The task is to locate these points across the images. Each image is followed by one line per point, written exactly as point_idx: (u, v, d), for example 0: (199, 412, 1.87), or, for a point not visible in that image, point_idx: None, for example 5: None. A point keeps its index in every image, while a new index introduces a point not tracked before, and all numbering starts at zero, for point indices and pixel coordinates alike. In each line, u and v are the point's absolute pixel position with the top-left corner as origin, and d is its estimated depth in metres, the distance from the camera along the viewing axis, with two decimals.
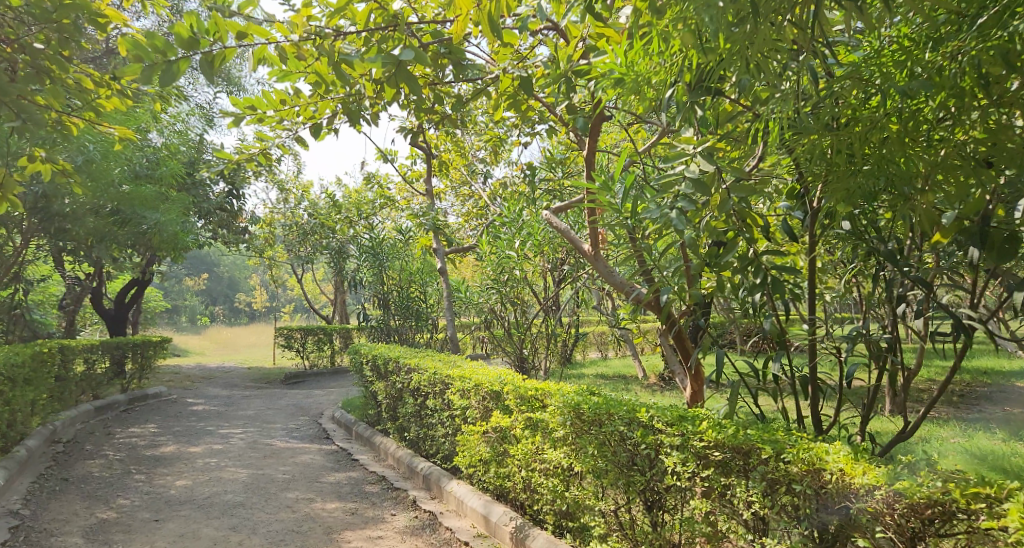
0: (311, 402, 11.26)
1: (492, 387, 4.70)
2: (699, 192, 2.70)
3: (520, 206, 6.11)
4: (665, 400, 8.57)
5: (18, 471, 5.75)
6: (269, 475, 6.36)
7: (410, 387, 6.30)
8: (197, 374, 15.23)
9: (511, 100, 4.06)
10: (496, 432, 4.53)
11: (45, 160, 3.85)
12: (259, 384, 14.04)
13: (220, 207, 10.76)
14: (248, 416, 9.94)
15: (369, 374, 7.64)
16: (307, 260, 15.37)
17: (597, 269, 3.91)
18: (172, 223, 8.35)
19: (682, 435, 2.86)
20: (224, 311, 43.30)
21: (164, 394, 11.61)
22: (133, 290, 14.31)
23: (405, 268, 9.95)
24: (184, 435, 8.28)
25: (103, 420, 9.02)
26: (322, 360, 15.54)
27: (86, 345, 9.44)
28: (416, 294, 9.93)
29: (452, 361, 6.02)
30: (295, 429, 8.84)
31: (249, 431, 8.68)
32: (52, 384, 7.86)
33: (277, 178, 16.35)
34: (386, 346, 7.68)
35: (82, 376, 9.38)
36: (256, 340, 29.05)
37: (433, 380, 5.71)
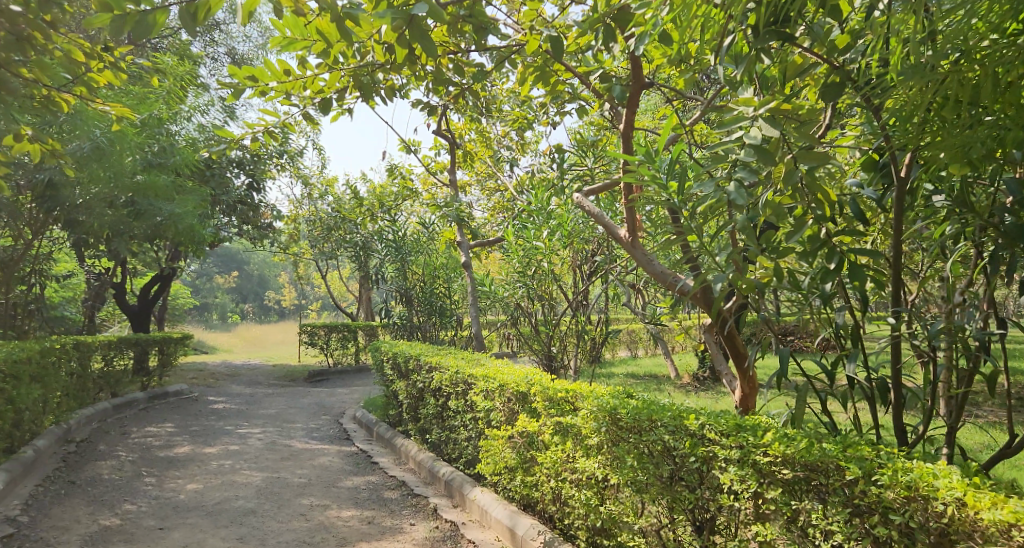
0: (334, 401, 10.99)
1: (519, 388, 4.32)
2: (763, 160, 2.28)
3: (547, 194, 5.73)
4: (701, 401, 8.11)
5: (23, 474, 5.54)
6: (284, 479, 6.06)
7: (432, 387, 5.96)
8: (221, 372, 15.11)
9: (540, 71, 3.76)
10: (522, 438, 4.14)
11: (32, 139, 3.61)
12: (283, 382, 13.85)
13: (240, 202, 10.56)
14: (268, 415, 9.71)
15: (390, 373, 7.33)
16: (331, 256, 15.16)
17: (636, 258, 3.50)
18: (189, 216, 8.13)
19: (742, 448, 2.45)
20: (253, 309, 43.60)
21: (186, 392, 11.47)
22: (157, 287, 14.26)
23: (429, 263, 9.63)
24: (201, 435, 8.06)
25: (121, 419, 8.85)
26: (346, 358, 15.31)
27: (105, 342, 9.31)
28: (440, 289, 9.60)
29: (475, 359, 5.65)
30: (315, 429, 8.56)
31: (268, 431, 8.43)
32: (66, 381, 7.71)
33: (302, 172, 16.19)
34: (407, 343, 7.36)
35: (100, 373, 9.24)
36: (284, 338, 29.11)
37: (455, 380, 5.35)
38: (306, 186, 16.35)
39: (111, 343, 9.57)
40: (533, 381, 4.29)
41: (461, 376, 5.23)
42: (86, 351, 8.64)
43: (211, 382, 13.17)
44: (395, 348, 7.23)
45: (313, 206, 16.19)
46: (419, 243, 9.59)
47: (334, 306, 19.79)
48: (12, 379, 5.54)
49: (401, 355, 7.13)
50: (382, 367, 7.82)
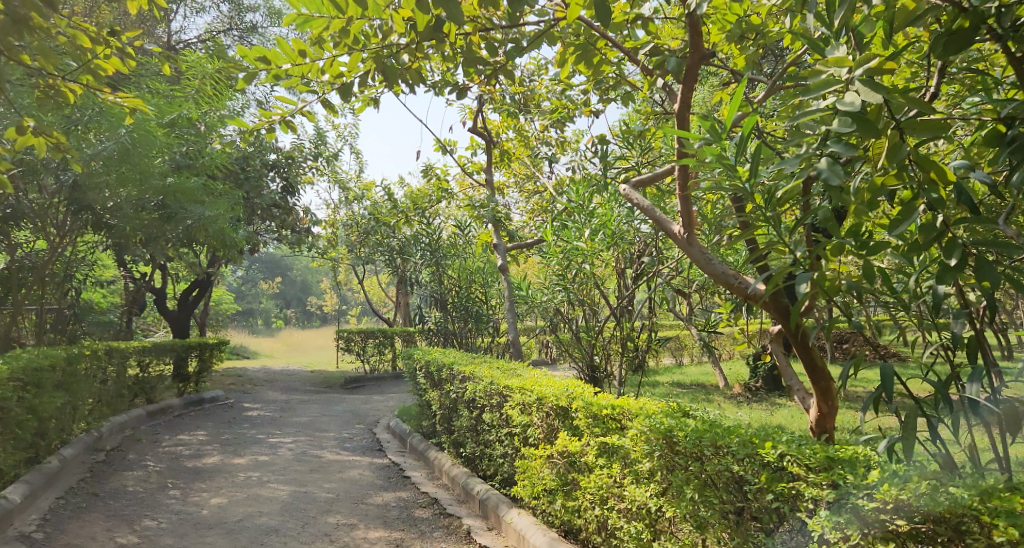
0: (368, 410, 10.75)
1: (559, 402, 3.91)
2: (860, 131, 1.85)
3: (589, 190, 5.34)
4: (753, 414, 7.59)
5: (45, 485, 5.36)
6: (311, 494, 5.76)
7: (465, 398, 5.59)
8: (259, 378, 15.05)
9: (581, 51, 3.40)
10: (563, 457, 3.73)
11: (34, 130, 3.39)
12: (319, 388, 13.70)
13: (274, 204, 10.42)
14: (301, 423, 9.50)
15: (423, 382, 7.00)
16: (368, 261, 15.00)
17: (692, 257, 3.07)
18: (221, 219, 7.96)
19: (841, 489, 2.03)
20: (296, 314, 44.12)
21: (222, 398, 11.36)
22: (196, 292, 14.28)
23: (465, 266, 9.31)
24: (231, 444, 7.85)
25: (153, 427, 8.72)
26: (383, 364, 15.12)
27: (139, 348, 9.22)
28: (476, 294, 9.27)
29: (511, 369, 5.27)
30: (347, 439, 8.28)
31: (299, 440, 8.19)
32: (96, 388, 7.60)
33: (339, 177, 16.11)
34: (441, 351, 7.03)
35: (135, 379, 9.15)
36: (323, 343, 29.28)
37: (489, 392, 4.98)
38: (343, 190, 16.24)
39: (146, 348, 9.49)
40: (575, 395, 3.88)
41: (496, 387, 4.86)
42: (119, 356, 8.54)
43: (248, 388, 13.08)
44: (429, 356, 6.91)
45: (351, 210, 16.07)
46: (454, 246, 9.27)
47: (372, 311, 19.68)
48: (35, 388, 5.37)
49: (435, 362, 6.79)
50: (415, 376, 7.51)
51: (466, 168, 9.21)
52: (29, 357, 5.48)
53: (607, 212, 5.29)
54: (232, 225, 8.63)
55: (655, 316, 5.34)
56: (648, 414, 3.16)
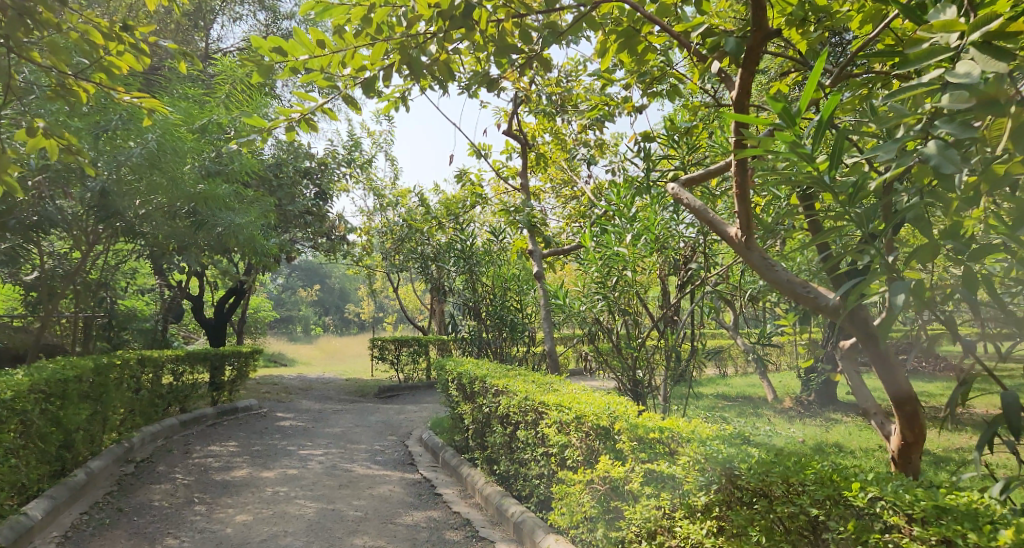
0: (402, 420, 10.54)
1: (599, 422, 3.58)
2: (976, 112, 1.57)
3: (631, 191, 5.02)
4: (803, 431, 7.15)
5: (69, 500, 5.23)
6: (339, 512, 5.54)
7: (499, 413, 5.30)
8: (294, 386, 15.00)
9: (626, 39, 3.09)
10: (604, 483, 3.40)
11: (44, 132, 3.22)
12: (353, 397, 13.56)
13: (306, 210, 10.29)
14: (333, 434, 9.32)
15: (456, 394, 6.72)
16: (402, 268, 14.85)
17: (754, 266, 2.73)
18: (251, 226, 7.84)
19: None
20: (333, 321, 44.45)
21: (255, 406, 11.27)
22: (231, 300, 14.29)
23: (499, 273, 9.04)
24: (261, 456, 7.69)
25: (185, 437, 8.62)
26: (417, 373, 14.94)
27: (172, 356, 9.16)
28: (510, 302, 8.99)
29: (548, 382, 4.95)
30: (379, 453, 8.06)
31: (330, 453, 8.00)
32: (127, 398, 7.51)
33: (374, 184, 16.02)
34: (474, 362, 6.75)
35: (168, 388, 9.09)
36: (359, 350, 29.34)
37: (524, 407, 4.65)
38: (378, 198, 16.14)
39: (180, 356, 9.43)
40: (617, 416, 3.55)
41: (531, 402, 4.52)
42: (152, 365, 8.47)
43: (282, 396, 13.00)
44: (461, 366, 6.62)
45: (385, 218, 15.96)
46: (488, 254, 9.01)
47: (407, 319, 19.56)
48: (60, 400, 5.24)
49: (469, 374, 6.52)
50: (448, 388, 7.25)
51: (501, 173, 8.95)
52: (55, 368, 5.37)
53: (649, 214, 4.94)
54: (263, 233, 8.51)
55: (702, 328, 4.98)
56: (702, 441, 2.83)
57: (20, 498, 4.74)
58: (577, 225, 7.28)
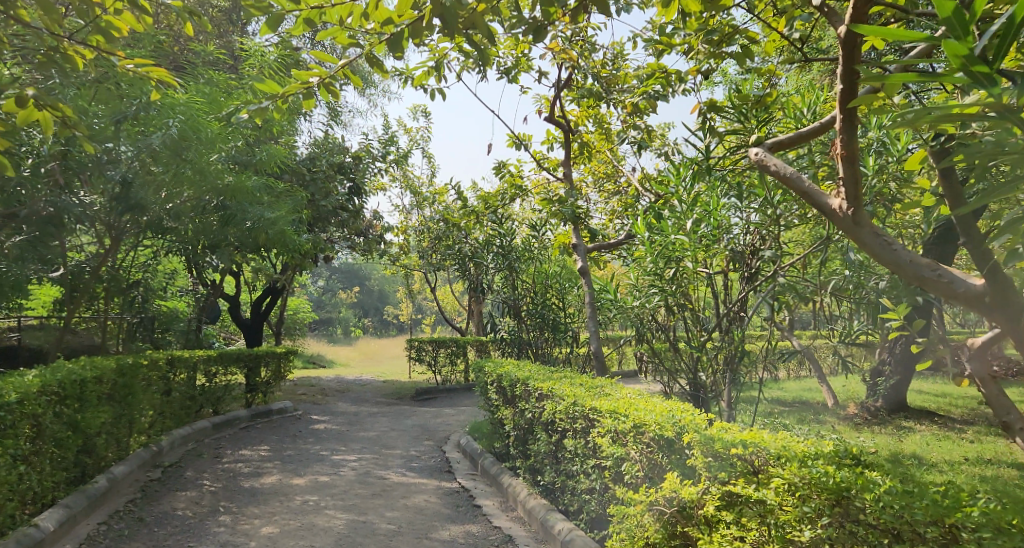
0: (439, 425, 10.17)
1: (663, 432, 3.08)
2: None
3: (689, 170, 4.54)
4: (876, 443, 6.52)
5: (87, 509, 4.94)
6: (371, 525, 5.14)
7: (543, 419, 4.83)
8: (331, 388, 14.74)
9: None
10: (670, 506, 2.88)
11: (35, 103, 2.89)
12: (390, 399, 13.23)
13: (340, 207, 9.98)
14: (368, 439, 8.97)
15: (496, 398, 6.28)
16: (439, 268, 14.52)
17: (865, 248, 2.20)
18: (282, 222, 7.54)
19: None
20: (372, 323, 44.54)
21: (290, 409, 11.00)
22: (268, 300, 14.12)
23: (541, 270, 8.60)
24: (293, 462, 7.36)
25: (217, 440, 8.36)
26: (455, 376, 14.56)
27: (204, 357, 8.93)
28: (552, 302, 8.52)
29: (598, 386, 4.45)
30: (415, 459, 7.67)
31: (364, 458, 7.64)
32: (155, 400, 7.26)
33: (411, 182, 15.73)
34: (515, 364, 6.30)
35: (200, 389, 8.85)
36: (397, 351, 29.21)
37: (571, 414, 4.17)
38: (414, 196, 15.83)
39: (213, 357, 9.19)
40: (685, 426, 3.05)
41: (579, 408, 4.04)
42: (183, 366, 8.23)
43: (318, 399, 12.74)
44: (501, 369, 6.17)
45: (422, 216, 15.65)
46: (529, 250, 8.55)
47: (445, 320, 19.21)
48: (78, 402, 4.96)
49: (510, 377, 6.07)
50: (486, 391, 6.83)
51: (542, 165, 8.50)
52: (72, 368, 5.09)
53: (709, 199, 4.42)
54: (295, 229, 8.21)
55: (774, 325, 4.44)
56: (801, 462, 2.34)
57: (33, 507, 4.46)
58: (625, 218, 6.78)
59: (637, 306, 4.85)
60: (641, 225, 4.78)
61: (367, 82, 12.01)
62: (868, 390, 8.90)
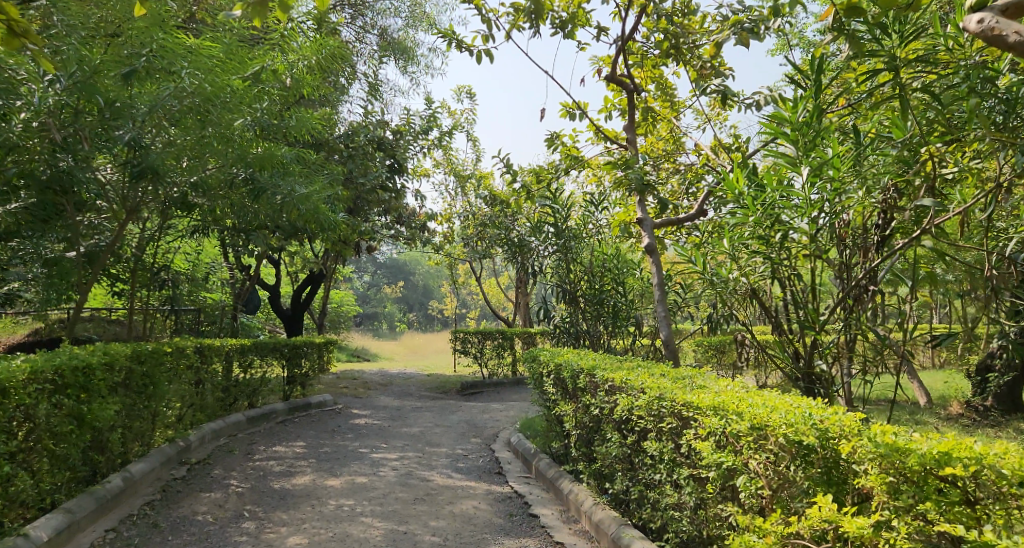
0: (486, 421, 9.44)
1: (800, 438, 2.28)
2: None
3: (807, 100, 3.44)
4: None
5: (95, 514, 4.36)
6: (411, 536, 4.44)
7: (615, 417, 4.04)
8: (374, 381, 14.17)
9: None
10: (817, 540, 2.12)
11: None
12: (434, 394, 12.57)
13: (380, 187, 9.34)
14: (410, 436, 8.30)
15: (553, 392, 5.51)
16: (484, 256, 13.81)
17: None
18: (316, 199, 6.92)
19: None
20: (418, 317, 44.22)
21: (330, 403, 10.42)
22: (309, 290, 13.63)
23: (599, 252, 7.76)
24: (329, 460, 6.73)
25: (251, 435, 7.80)
26: (502, 370, 13.82)
27: (239, 346, 8.37)
28: (612, 286, 7.68)
29: (687, 377, 3.62)
30: (461, 460, 6.96)
31: (407, 457, 6.96)
32: (183, 391, 6.71)
33: (455, 166, 15.09)
34: (575, 352, 5.51)
35: (234, 381, 8.30)
36: (442, 345, 28.69)
37: (653, 410, 3.37)
38: (459, 181, 15.16)
39: (249, 346, 8.65)
40: (832, 432, 2.25)
41: (666, 402, 3.23)
42: (215, 354, 7.69)
43: (359, 392, 12.16)
44: (559, 358, 5.39)
45: (467, 202, 14.97)
46: (584, 230, 7.71)
47: (490, 312, 18.48)
48: (83, 393, 4.38)
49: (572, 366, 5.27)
50: (541, 383, 6.07)
51: (600, 135, 7.70)
52: (79, 353, 4.51)
53: (826, 145, 3.55)
54: (331, 208, 7.58)
55: (909, 303, 3.55)
56: None
57: (28, 511, 3.89)
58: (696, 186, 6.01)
59: (725, 279, 4.01)
60: (734, 177, 3.93)
61: (408, 57, 11.37)
62: (974, 388, 7.82)
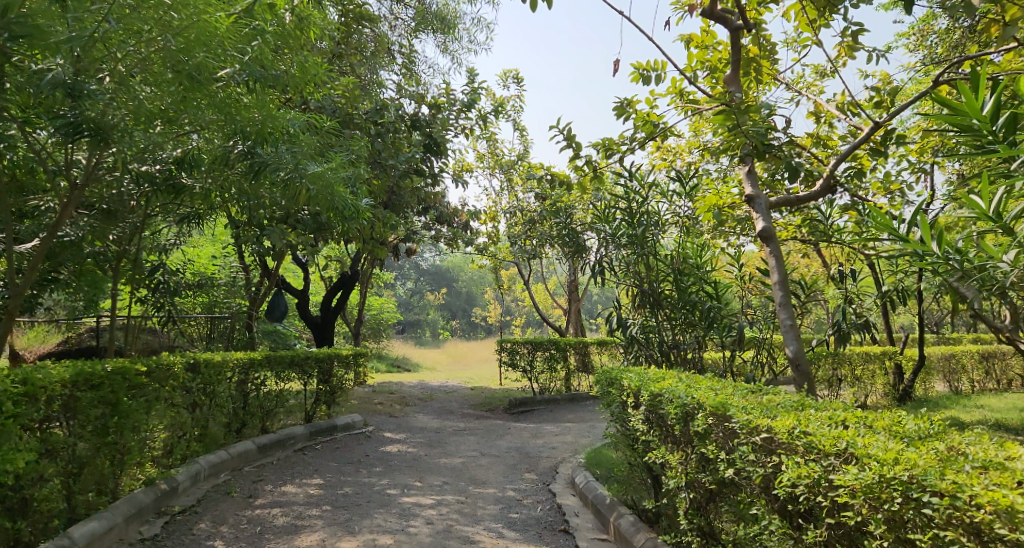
0: (541, 451, 7.92)
1: None
2: None
3: None
4: None
5: None
6: None
7: (776, 494, 2.49)
8: (412, 396, 12.79)
9: None
10: None
11: None
12: (479, 412, 11.11)
13: (414, 172, 7.97)
14: (451, 470, 6.84)
15: (646, 432, 3.96)
16: (534, 256, 12.34)
17: None
18: (332, 178, 5.57)
19: None
20: (463, 325, 42.89)
21: (361, 425, 9.04)
22: (340, 294, 12.37)
23: (684, 243, 6.17)
24: (347, 508, 5.32)
25: (260, 470, 6.44)
26: (554, 386, 12.29)
27: (248, 360, 7.03)
28: (702, 286, 6.08)
29: (937, 445, 2.07)
30: (514, 511, 5.48)
31: (445, 506, 5.50)
32: (167, 419, 5.39)
33: (500, 158, 13.70)
34: (676, 377, 3.96)
35: (241, 403, 6.95)
36: (487, 354, 27.24)
37: (879, 503, 1.93)
38: (504, 175, 13.74)
39: (263, 360, 7.32)
40: None
41: (930, 498, 1.81)
42: (220, 372, 6.37)
43: (394, 410, 10.78)
44: (657, 385, 3.84)
45: (514, 198, 13.53)
46: (664, 218, 6.19)
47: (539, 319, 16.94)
48: None
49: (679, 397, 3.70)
50: (624, 416, 4.53)
51: (687, 99, 6.19)
52: None
53: None
54: (355, 192, 6.23)
55: None
56: None
57: None
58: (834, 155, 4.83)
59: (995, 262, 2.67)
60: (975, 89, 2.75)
61: (447, 29, 10.02)
62: None
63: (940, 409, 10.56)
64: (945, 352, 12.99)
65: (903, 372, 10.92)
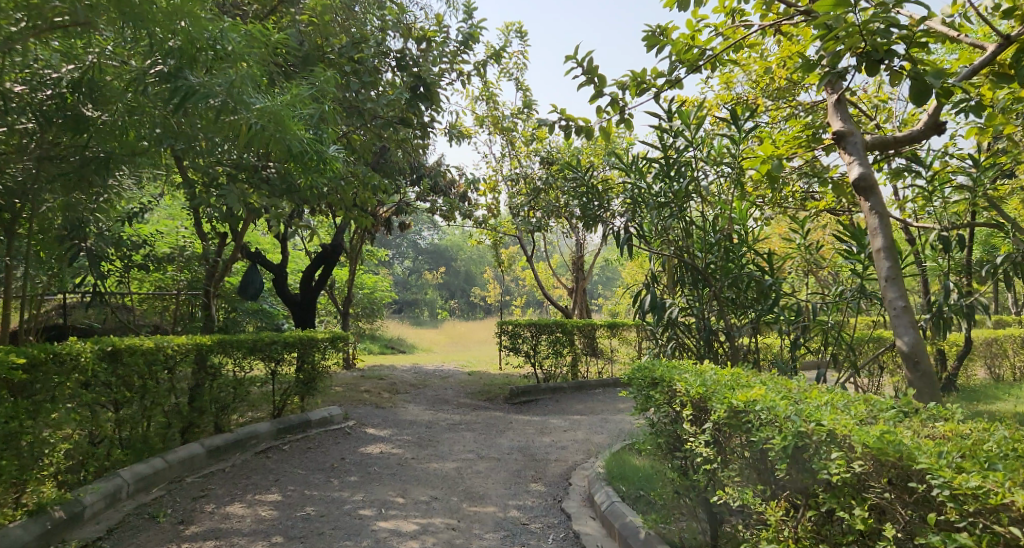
0: (549, 454, 6.72)
1: None
2: None
3: None
4: None
5: None
6: None
7: None
8: (404, 382, 11.60)
9: None
10: None
11: None
12: (477, 402, 9.91)
13: (399, 123, 6.67)
14: (441, 481, 5.63)
15: (715, 463, 2.75)
16: (538, 228, 11.07)
17: None
18: (284, 113, 4.28)
19: None
20: (462, 304, 41.63)
21: (339, 419, 7.82)
22: (320, 270, 11.14)
23: (731, 202, 4.91)
24: (303, 541, 4.12)
25: (205, 481, 5.24)
26: (560, 372, 11.09)
27: (197, 346, 5.77)
28: (755, 259, 4.82)
29: None
30: (519, 543, 4.27)
31: (431, 537, 4.30)
32: (70, 424, 4.19)
33: (501, 121, 12.38)
34: (771, 386, 2.74)
35: (188, 399, 5.72)
36: (486, 335, 26.06)
37: None
38: (506, 139, 12.43)
39: (221, 344, 6.08)
40: None
41: None
42: (158, 360, 5.15)
43: (382, 400, 9.59)
44: (741, 396, 2.66)
45: (516, 166, 12.24)
46: (707, 173, 4.92)
47: (542, 297, 15.73)
48: None
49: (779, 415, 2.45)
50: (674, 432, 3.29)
51: (738, 23, 4.90)
52: None
53: None
54: (320, 136, 4.95)
55: None
56: None
57: None
58: (961, 78, 3.51)
59: None
60: None
61: None
62: None
63: (996, 400, 9.38)
64: (987, 335, 11.75)
65: (949, 358, 9.74)
